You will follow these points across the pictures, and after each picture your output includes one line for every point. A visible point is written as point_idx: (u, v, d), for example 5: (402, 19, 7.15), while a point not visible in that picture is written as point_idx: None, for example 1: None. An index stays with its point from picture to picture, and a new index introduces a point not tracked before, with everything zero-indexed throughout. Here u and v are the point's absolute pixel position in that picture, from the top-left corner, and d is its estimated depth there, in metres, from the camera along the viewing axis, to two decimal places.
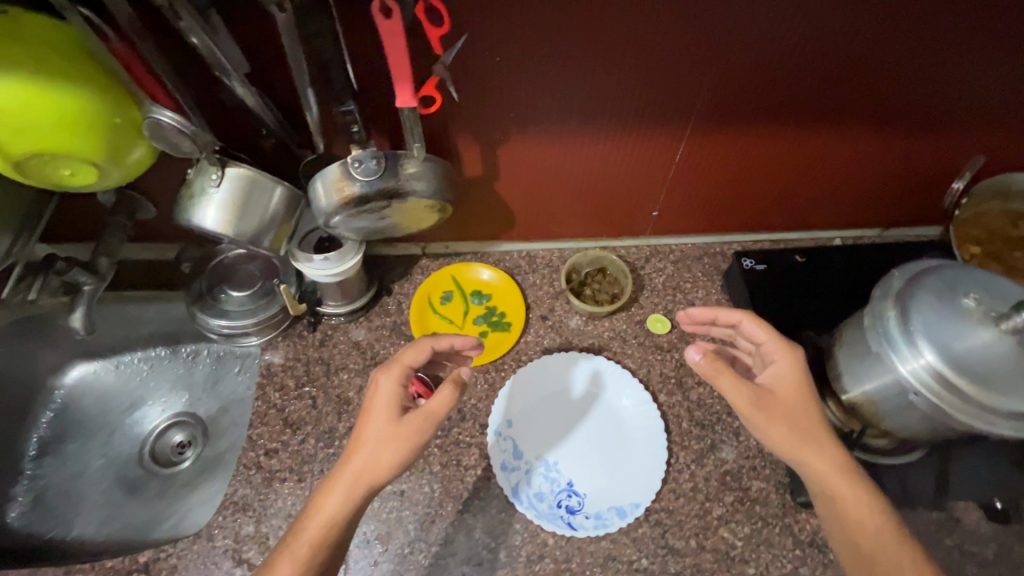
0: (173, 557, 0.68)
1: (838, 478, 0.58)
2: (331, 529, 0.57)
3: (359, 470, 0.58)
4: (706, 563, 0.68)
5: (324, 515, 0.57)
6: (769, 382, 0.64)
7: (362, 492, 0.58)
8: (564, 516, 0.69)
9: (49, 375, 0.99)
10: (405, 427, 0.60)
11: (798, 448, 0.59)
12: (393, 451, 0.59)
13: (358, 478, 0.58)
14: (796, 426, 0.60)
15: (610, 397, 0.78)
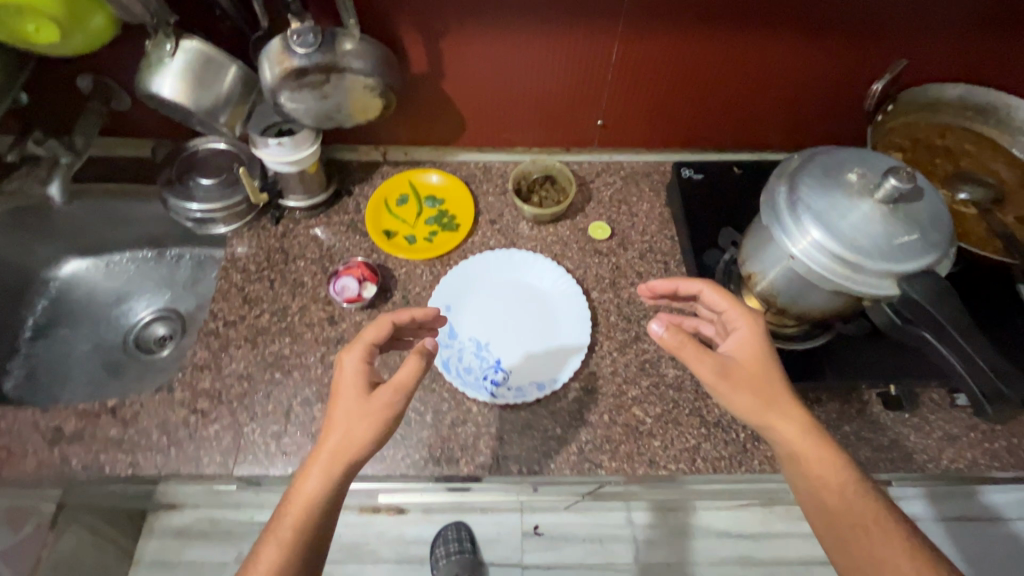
0: (136, 404, 0.75)
1: (805, 438, 0.59)
2: (310, 511, 0.57)
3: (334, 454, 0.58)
4: (616, 434, 0.74)
5: (301, 497, 0.57)
6: (731, 350, 0.64)
7: (338, 477, 0.58)
8: (488, 385, 0.76)
9: (45, 267, 1.09)
10: (374, 403, 0.60)
11: (764, 414, 0.60)
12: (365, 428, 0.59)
13: (333, 461, 0.58)
14: (760, 393, 0.60)
15: (545, 294, 0.84)
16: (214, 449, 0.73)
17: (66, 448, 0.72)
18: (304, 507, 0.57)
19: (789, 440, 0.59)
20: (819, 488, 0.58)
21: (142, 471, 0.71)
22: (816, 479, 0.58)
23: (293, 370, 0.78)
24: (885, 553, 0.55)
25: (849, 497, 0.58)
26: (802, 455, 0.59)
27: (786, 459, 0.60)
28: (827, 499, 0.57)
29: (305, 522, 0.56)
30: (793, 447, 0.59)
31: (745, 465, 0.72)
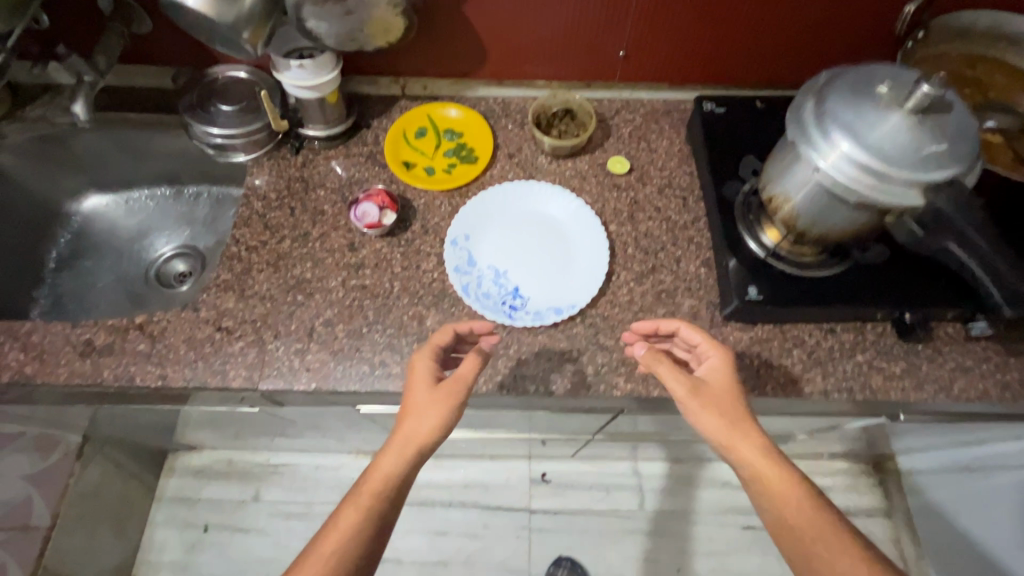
0: (163, 321, 0.77)
1: (770, 465, 0.61)
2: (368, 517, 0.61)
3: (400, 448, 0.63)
4: (631, 358, 0.75)
5: (360, 499, 0.62)
6: (704, 376, 0.68)
7: (401, 477, 0.63)
8: (506, 310, 0.77)
9: (68, 199, 1.11)
10: (435, 404, 0.65)
11: (732, 439, 0.63)
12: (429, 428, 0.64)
13: (395, 459, 0.63)
14: (726, 415, 0.64)
15: (563, 226, 0.84)
16: (240, 364, 0.75)
17: (98, 360, 0.75)
18: (357, 513, 0.61)
19: (751, 468, 0.62)
20: (780, 512, 0.60)
21: (171, 383, 0.74)
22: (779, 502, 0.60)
23: (315, 293, 0.80)
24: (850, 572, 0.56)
25: (806, 516, 0.59)
26: (763, 478, 0.61)
27: (748, 484, 0.63)
28: (789, 520, 0.59)
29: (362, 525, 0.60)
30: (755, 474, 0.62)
31: (757, 390, 0.74)
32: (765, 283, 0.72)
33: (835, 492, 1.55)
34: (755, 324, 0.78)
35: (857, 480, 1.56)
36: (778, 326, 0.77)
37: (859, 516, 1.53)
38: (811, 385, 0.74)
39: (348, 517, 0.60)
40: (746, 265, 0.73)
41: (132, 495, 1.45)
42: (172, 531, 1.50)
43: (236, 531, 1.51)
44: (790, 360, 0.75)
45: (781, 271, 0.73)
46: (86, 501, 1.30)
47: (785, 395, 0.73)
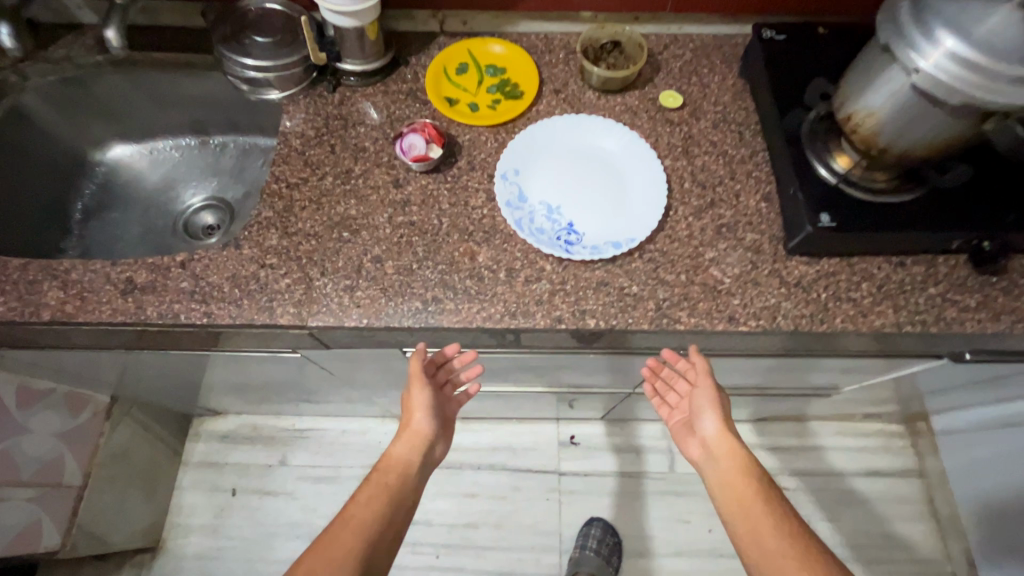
0: (205, 259, 0.74)
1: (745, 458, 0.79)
2: (382, 494, 0.78)
3: (407, 437, 0.86)
4: (693, 293, 0.72)
5: (378, 480, 0.80)
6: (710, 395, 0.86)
7: (407, 459, 0.83)
8: (562, 244, 0.74)
9: (91, 149, 1.08)
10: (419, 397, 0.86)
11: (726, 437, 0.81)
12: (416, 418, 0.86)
13: (400, 444, 0.85)
14: (722, 418, 0.83)
15: (616, 161, 0.81)
16: (287, 301, 0.72)
17: (141, 297, 0.72)
18: (376, 490, 0.78)
19: (732, 452, 0.80)
20: (734, 489, 0.76)
21: (217, 320, 0.71)
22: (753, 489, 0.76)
23: (361, 230, 0.77)
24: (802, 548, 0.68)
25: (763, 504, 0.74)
26: (736, 468, 0.78)
27: (722, 470, 0.80)
28: (749, 502, 0.75)
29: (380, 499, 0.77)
30: (739, 462, 0.78)
31: (827, 323, 0.71)
32: (838, 209, 0.69)
33: (868, 453, 1.54)
34: (821, 257, 0.74)
35: (889, 440, 1.55)
36: (845, 258, 0.74)
37: (891, 476, 1.51)
38: (883, 318, 0.71)
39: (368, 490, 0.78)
40: (817, 192, 0.70)
41: (160, 458, 1.44)
42: (200, 495, 1.49)
43: (264, 494, 1.50)
44: (860, 293, 0.72)
45: (854, 198, 0.69)
46: (116, 462, 1.28)
47: (856, 328, 0.70)
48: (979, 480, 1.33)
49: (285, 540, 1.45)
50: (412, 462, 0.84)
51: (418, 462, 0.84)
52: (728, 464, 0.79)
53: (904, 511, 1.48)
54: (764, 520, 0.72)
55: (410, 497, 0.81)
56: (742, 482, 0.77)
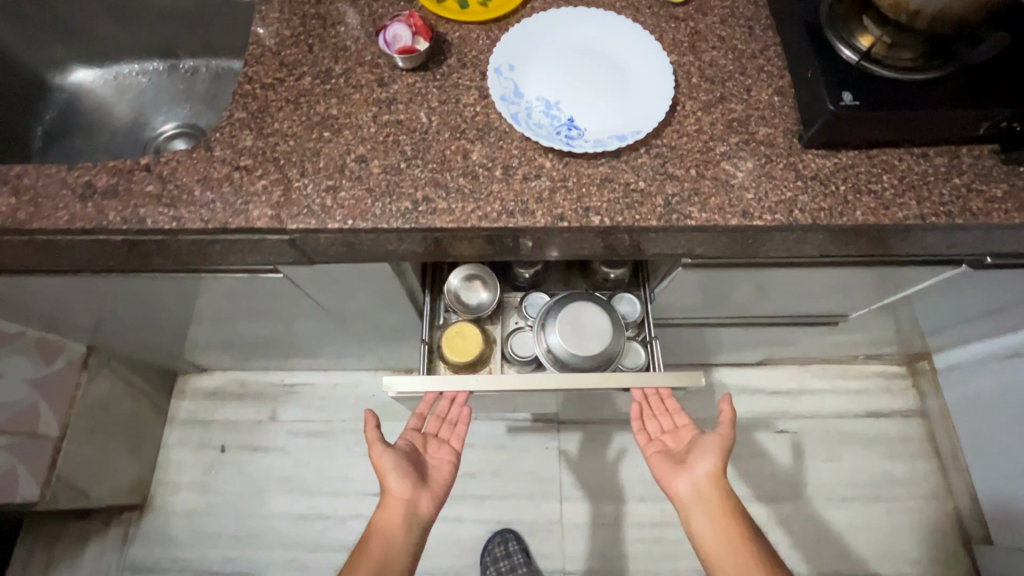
0: (172, 163, 0.68)
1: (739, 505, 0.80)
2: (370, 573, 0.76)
3: (386, 504, 0.81)
4: (704, 189, 0.67)
5: (372, 550, 0.78)
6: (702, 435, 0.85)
7: (391, 518, 0.80)
8: (563, 139, 0.68)
9: (51, 73, 1.00)
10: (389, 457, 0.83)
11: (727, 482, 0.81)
12: (389, 479, 0.82)
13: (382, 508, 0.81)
14: (718, 468, 0.81)
15: (617, 56, 0.75)
16: (265, 203, 0.66)
17: (102, 202, 0.66)
18: (372, 558, 0.77)
19: (720, 498, 0.80)
20: (731, 546, 0.78)
21: (187, 225, 0.65)
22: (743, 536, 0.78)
23: (343, 130, 0.70)
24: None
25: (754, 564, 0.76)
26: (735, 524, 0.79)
27: (719, 522, 0.79)
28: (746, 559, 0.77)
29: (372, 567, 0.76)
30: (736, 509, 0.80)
31: (847, 217, 0.66)
32: (861, 89, 0.64)
33: (869, 395, 1.52)
34: (840, 149, 0.69)
35: (891, 381, 1.53)
36: (864, 151, 0.69)
37: (893, 417, 1.50)
38: (906, 210, 0.66)
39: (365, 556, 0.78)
40: (837, 72, 0.65)
41: (143, 414, 1.38)
42: (188, 452, 1.44)
43: (253, 450, 1.45)
44: (881, 186, 0.67)
45: (877, 78, 0.64)
46: (96, 415, 1.23)
47: (878, 221, 0.66)
48: (983, 414, 1.32)
49: (278, 495, 1.41)
50: (402, 526, 0.80)
51: (407, 523, 0.81)
52: (723, 517, 0.79)
53: (906, 451, 1.46)
54: (750, 571, 0.76)
55: (401, 561, 0.79)
56: (734, 533, 0.78)
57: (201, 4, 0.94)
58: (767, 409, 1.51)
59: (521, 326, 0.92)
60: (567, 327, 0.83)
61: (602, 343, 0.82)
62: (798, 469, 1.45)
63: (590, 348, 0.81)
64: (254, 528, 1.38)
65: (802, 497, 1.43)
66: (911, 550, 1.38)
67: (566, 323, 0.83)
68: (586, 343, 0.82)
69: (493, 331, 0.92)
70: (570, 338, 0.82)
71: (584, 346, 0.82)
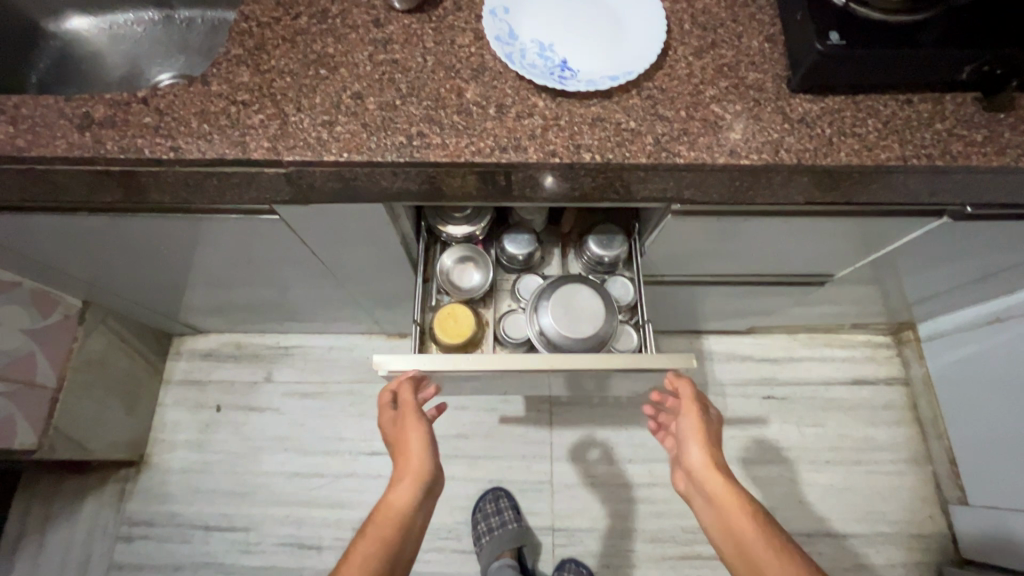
0: (169, 96, 0.69)
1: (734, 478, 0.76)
2: (379, 551, 0.71)
3: (400, 478, 0.75)
4: (694, 129, 0.69)
5: (379, 522, 0.73)
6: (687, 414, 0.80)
7: (407, 493, 0.74)
8: (556, 78, 0.69)
9: (45, 19, 0.99)
10: (416, 427, 0.76)
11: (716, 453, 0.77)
12: (415, 452, 0.75)
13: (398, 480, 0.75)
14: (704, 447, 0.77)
15: (611, 2, 0.76)
16: (262, 136, 0.67)
17: (100, 132, 0.66)
18: (376, 534, 0.72)
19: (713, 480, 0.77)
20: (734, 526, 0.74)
21: (185, 156, 0.66)
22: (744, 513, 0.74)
23: (339, 68, 0.71)
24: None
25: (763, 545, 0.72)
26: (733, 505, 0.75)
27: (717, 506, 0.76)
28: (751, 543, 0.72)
29: (376, 542, 0.71)
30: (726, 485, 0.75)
31: (831, 158, 0.68)
32: (847, 31, 0.65)
33: (855, 364, 1.55)
34: (827, 93, 0.71)
35: (876, 350, 1.56)
36: (850, 96, 0.71)
37: (877, 386, 1.53)
38: (889, 152, 0.68)
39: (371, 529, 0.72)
40: (825, 15, 0.66)
41: (139, 373, 1.39)
42: (184, 412, 1.46)
43: (249, 411, 1.47)
44: (865, 129, 0.69)
45: (864, 20, 0.66)
46: (93, 369, 1.24)
47: (861, 162, 0.68)
48: (963, 379, 1.35)
49: (273, 453, 1.43)
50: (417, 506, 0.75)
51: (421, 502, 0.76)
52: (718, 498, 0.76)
53: (889, 417, 1.50)
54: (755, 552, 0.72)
55: (410, 540, 0.74)
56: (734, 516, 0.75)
57: None
58: (755, 377, 1.53)
59: (514, 309, 0.93)
60: (560, 312, 0.83)
61: (595, 327, 0.82)
62: (783, 434, 1.49)
63: (585, 331, 0.82)
64: (250, 485, 1.40)
65: (787, 460, 1.46)
66: (891, 511, 1.42)
67: (559, 307, 0.83)
68: (580, 326, 0.82)
69: (487, 314, 0.93)
70: (562, 322, 0.83)
71: (579, 329, 0.82)
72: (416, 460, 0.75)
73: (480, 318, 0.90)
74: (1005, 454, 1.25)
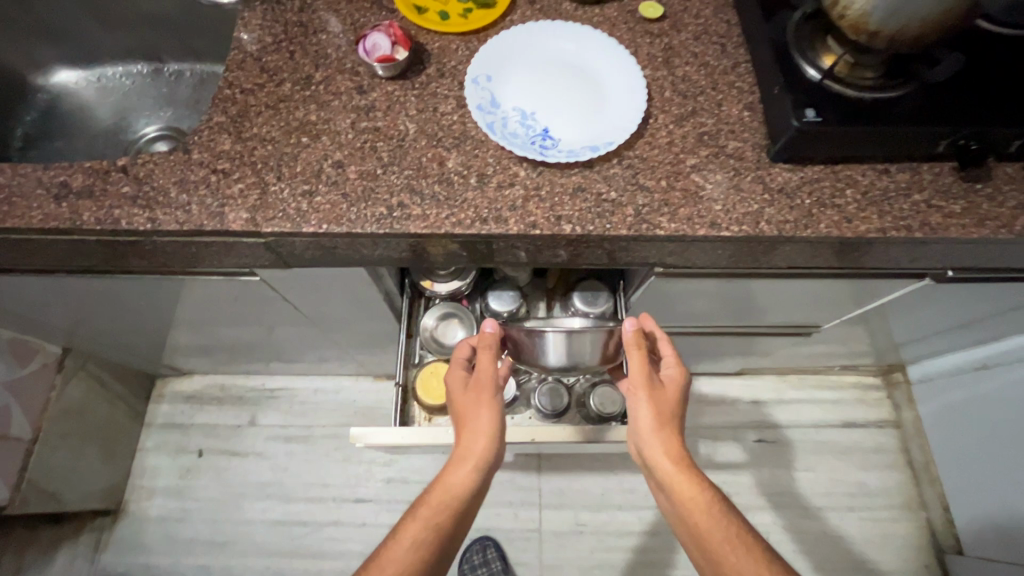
0: (149, 164, 0.68)
1: (701, 507, 0.66)
2: (431, 521, 0.66)
3: (461, 460, 0.69)
4: (674, 200, 0.69)
5: (424, 509, 0.67)
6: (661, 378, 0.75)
7: (464, 490, 0.68)
8: (537, 148, 0.70)
9: (34, 73, 1.01)
10: (486, 403, 0.72)
11: (671, 471, 0.68)
12: (480, 439, 0.70)
13: (460, 468, 0.68)
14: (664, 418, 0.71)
15: (592, 70, 0.77)
16: (240, 206, 0.67)
17: (76, 202, 0.66)
18: (416, 522, 0.65)
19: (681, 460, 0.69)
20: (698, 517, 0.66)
21: (162, 227, 0.65)
22: (716, 555, 0.65)
23: (321, 135, 0.71)
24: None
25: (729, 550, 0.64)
26: (694, 501, 0.67)
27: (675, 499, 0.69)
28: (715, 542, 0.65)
29: (416, 532, 0.65)
30: (683, 517, 0.68)
31: (812, 229, 0.68)
32: (823, 107, 0.66)
33: (846, 406, 1.54)
34: (805, 164, 0.71)
35: (866, 392, 1.55)
36: (830, 165, 0.71)
37: (868, 428, 1.52)
38: (868, 224, 0.68)
39: (412, 528, 0.65)
40: (801, 90, 0.67)
41: (120, 418, 1.37)
42: (165, 457, 1.43)
43: (232, 456, 1.44)
44: (845, 200, 0.69)
45: (839, 95, 0.67)
46: (72, 418, 1.22)
47: (841, 234, 0.68)
48: (954, 425, 1.34)
49: (255, 501, 1.40)
50: (472, 488, 0.68)
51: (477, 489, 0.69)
52: (683, 489, 0.68)
53: (881, 461, 1.48)
54: (724, 546, 0.64)
55: (456, 526, 0.67)
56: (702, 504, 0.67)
57: (184, 10, 0.96)
58: (745, 419, 1.52)
59: None
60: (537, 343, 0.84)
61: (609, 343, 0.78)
62: (775, 479, 1.47)
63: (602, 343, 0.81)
64: (230, 534, 1.36)
65: (779, 506, 1.44)
66: (887, 560, 1.39)
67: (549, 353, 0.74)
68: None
69: None
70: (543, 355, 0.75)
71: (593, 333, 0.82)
72: (482, 450, 0.69)
73: None
74: (998, 505, 1.24)
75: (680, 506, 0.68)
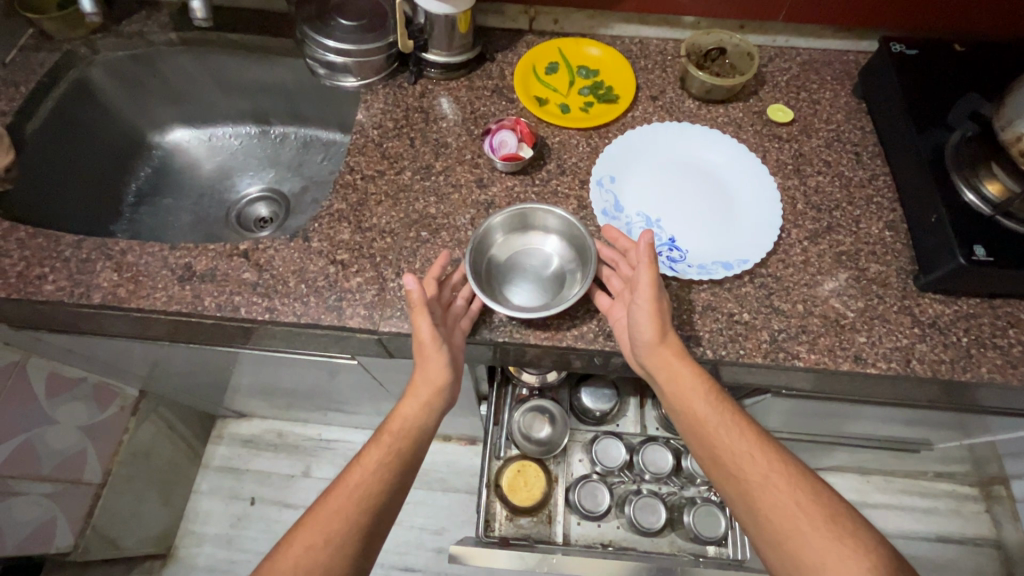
0: (270, 250, 0.68)
1: (704, 406, 0.60)
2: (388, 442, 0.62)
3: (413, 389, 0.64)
4: (813, 326, 0.64)
5: (382, 438, 0.63)
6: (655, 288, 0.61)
7: (418, 420, 0.64)
8: (665, 261, 0.67)
9: (152, 132, 1.05)
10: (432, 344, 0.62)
11: (672, 373, 0.60)
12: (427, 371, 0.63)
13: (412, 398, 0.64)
14: (660, 322, 0.60)
15: (719, 175, 0.74)
16: (358, 302, 0.65)
17: (199, 286, 0.66)
18: (376, 450, 0.62)
19: (678, 358, 0.60)
20: (695, 412, 0.60)
21: (280, 319, 0.64)
22: (713, 441, 0.60)
23: (440, 230, 0.70)
24: (794, 524, 0.55)
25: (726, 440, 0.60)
26: (692, 402, 0.60)
27: (673, 403, 0.61)
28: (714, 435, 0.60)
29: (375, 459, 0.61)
30: (696, 430, 0.61)
31: (972, 372, 0.61)
32: (993, 243, 0.60)
33: (937, 515, 1.40)
34: (958, 295, 0.65)
35: (961, 503, 1.42)
36: (987, 299, 0.65)
37: (962, 544, 1.38)
38: None
39: (372, 455, 0.61)
40: (965, 222, 0.62)
41: (180, 459, 1.37)
42: (217, 502, 1.42)
43: (284, 507, 1.41)
44: (1007, 340, 0.63)
45: (1007, 230, 0.61)
46: (139, 460, 1.23)
47: (1006, 380, 0.61)
48: None
49: None
50: (425, 416, 0.64)
51: (428, 416, 0.64)
52: (680, 390, 0.60)
53: None
54: (725, 435, 0.60)
55: (412, 453, 0.63)
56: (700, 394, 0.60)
57: (301, 82, 0.97)
58: None
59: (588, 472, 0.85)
60: (514, 221, 0.70)
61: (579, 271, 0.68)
62: None
63: (583, 260, 0.68)
64: None
65: None
66: None
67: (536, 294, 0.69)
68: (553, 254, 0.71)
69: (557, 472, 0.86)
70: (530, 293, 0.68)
71: (580, 240, 0.69)
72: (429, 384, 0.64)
73: (552, 476, 0.85)
74: None
75: (693, 420, 0.61)
